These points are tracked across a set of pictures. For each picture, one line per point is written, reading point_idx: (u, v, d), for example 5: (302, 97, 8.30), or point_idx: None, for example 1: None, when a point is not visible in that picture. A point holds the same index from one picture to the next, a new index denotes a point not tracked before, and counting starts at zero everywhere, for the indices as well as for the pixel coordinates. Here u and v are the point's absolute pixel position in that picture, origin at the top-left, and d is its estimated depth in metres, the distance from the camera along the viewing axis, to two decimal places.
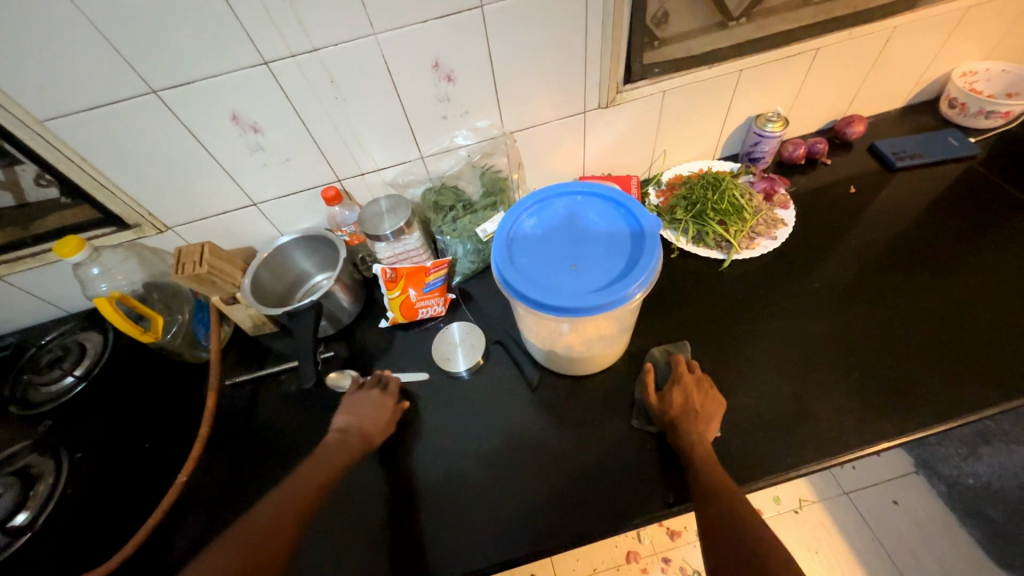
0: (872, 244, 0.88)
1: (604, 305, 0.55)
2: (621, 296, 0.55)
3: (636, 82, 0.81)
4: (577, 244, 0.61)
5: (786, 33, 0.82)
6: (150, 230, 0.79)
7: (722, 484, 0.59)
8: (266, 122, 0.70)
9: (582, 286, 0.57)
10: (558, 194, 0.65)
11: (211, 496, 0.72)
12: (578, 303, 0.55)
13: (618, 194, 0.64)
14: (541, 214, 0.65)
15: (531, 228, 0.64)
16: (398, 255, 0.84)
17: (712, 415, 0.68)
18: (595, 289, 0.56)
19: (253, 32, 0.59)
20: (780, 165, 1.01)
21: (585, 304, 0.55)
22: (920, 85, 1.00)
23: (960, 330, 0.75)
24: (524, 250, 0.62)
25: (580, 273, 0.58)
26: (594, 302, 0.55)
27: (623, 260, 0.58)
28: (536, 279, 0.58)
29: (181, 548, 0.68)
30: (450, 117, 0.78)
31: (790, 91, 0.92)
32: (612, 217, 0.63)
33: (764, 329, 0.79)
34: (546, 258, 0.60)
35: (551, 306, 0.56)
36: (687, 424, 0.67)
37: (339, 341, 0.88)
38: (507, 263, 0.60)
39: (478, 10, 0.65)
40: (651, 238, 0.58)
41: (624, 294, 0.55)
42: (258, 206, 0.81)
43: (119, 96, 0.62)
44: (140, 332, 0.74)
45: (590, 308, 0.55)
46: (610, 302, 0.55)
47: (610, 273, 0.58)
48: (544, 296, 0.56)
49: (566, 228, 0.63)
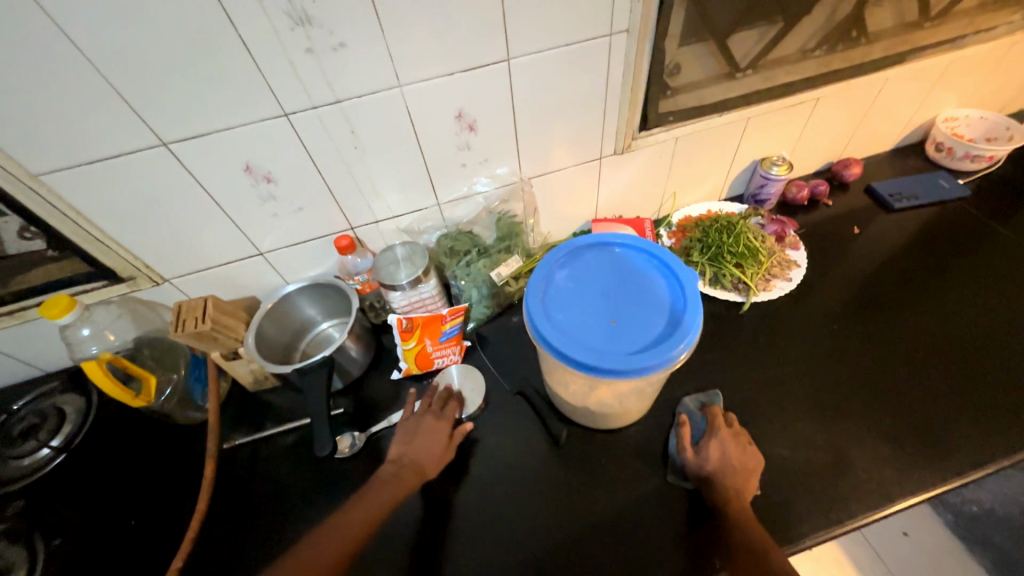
0: (880, 283, 0.89)
1: (648, 368, 0.53)
2: (666, 358, 0.53)
3: (651, 129, 0.81)
4: (614, 298, 0.60)
5: (790, 85, 0.86)
6: (146, 282, 0.73)
7: (753, 535, 0.58)
8: (280, 172, 0.66)
9: (623, 344, 0.55)
10: (589, 245, 0.65)
11: None
12: (621, 364, 0.53)
13: (652, 246, 0.63)
14: (573, 265, 0.63)
15: (564, 279, 0.62)
16: (412, 303, 0.80)
17: (751, 472, 0.66)
18: (638, 350, 0.54)
19: (275, 84, 0.57)
20: (784, 205, 1.03)
21: (628, 365, 0.53)
22: (907, 130, 1.05)
23: (977, 371, 0.76)
24: (560, 303, 0.59)
25: (621, 330, 0.56)
26: (638, 364, 0.53)
27: (664, 319, 0.57)
28: (574, 336, 0.56)
29: None
30: (469, 164, 0.76)
31: (793, 136, 0.95)
32: (647, 271, 0.62)
33: (788, 374, 0.79)
34: (584, 314, 0.58)
35: (591, 367, 0.53)
36: (726, 477, 0.65)
37: (348, 395, 0.82)
38: (542, 317, 0.57)
39: (505, 63, 0.64)
40: (692, 295, 0.57)
41: (669, 356, 0.53)
42: (264, 255, 0.77)
43: (124, 147, 0.58)
44: (131, 397, 0.68)
45: (634, 371, 0.53)
46: (655, 363, 0.53)
47: (651, 331, 0.56)
48: (585, 356, 0.54)
49: (600, 281, 0.62)
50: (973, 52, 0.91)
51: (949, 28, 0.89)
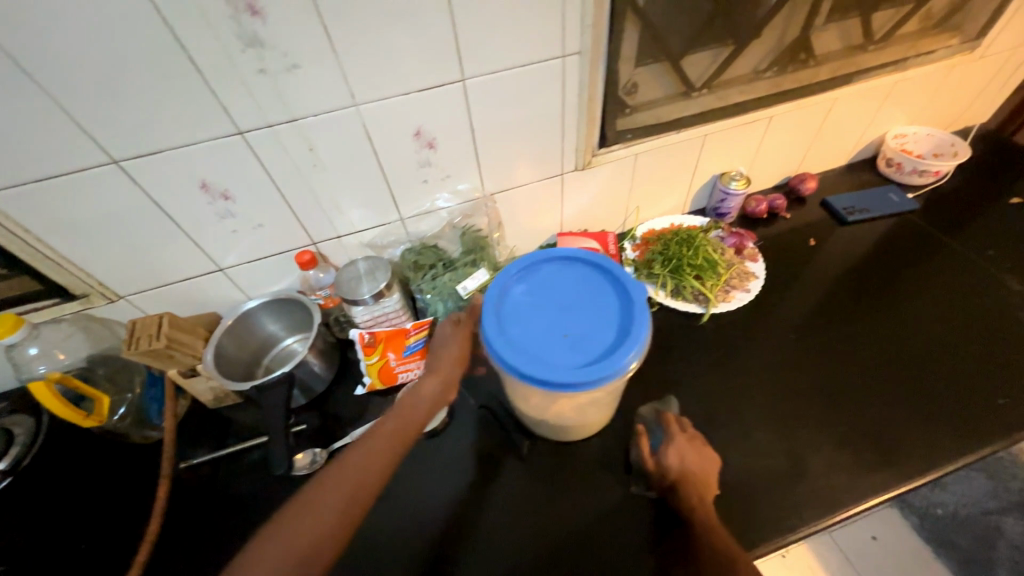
0: (835, 293, 0.93)
1: (597, 380, 0.54)
2: (615, 369, 0.54)
3: (610, 146, 0.84)
4: (568, 312, 0.61)
5: (744, 104, 0.89)
6: (99, 299, 0.72)
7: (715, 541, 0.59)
8: (237, 189, 0.67)
9: (574, 357, 0.56)
10: (544, 259, 0.66)
11: None
12: (571, 377, 0.54)
13: (604, 258, 0.65)
14: (529, 280, 0.64)
15: (520, 294, 0.63)
16: (375, 317, 0.80)
17: (710, 475, 0.67)
18: (589, 362, 0.55)
19: (228, 103, 0.57)
20: (745, 218, 1.06)
21: (578, 378, 0.54)
22: (859, 146, 1.10)
23: (926, 378, 0.79)
24: (514, 318, 0.60)
25: (573, 343, 0.57)
26: (588, 376, 0.54)
27: (614, 330, 0.58)
28: (527, 351, 0.57)
29: None
30: (431, 180, 0.77)
31: (750, 152, 0.98)
32: (600, 282, 0.63)
33: (746, 383, 0.81)
34: (538, 328, 0.59)
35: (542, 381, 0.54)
36: (686, 484, 0.66)
37: (312, 411, 0.82)
38: (495, 332, 0.58)
39: (461, 83, 0.66)
40: (640, 307, 0.59)
41: (617, 368, 0.54)
42: (224, 271, 0.76)
43: (73, 166, 0.57)
44: (81, 417, 0.66)
45: (584, 383, 0.54)
46: (604, 375, 0.54)
47: (602, 343, 0.57)
48: (535, 370, 0.55)
49: (554, 294, 0.63)
50: (915, 73, 0.96)
51: (891, 51, 0.94)
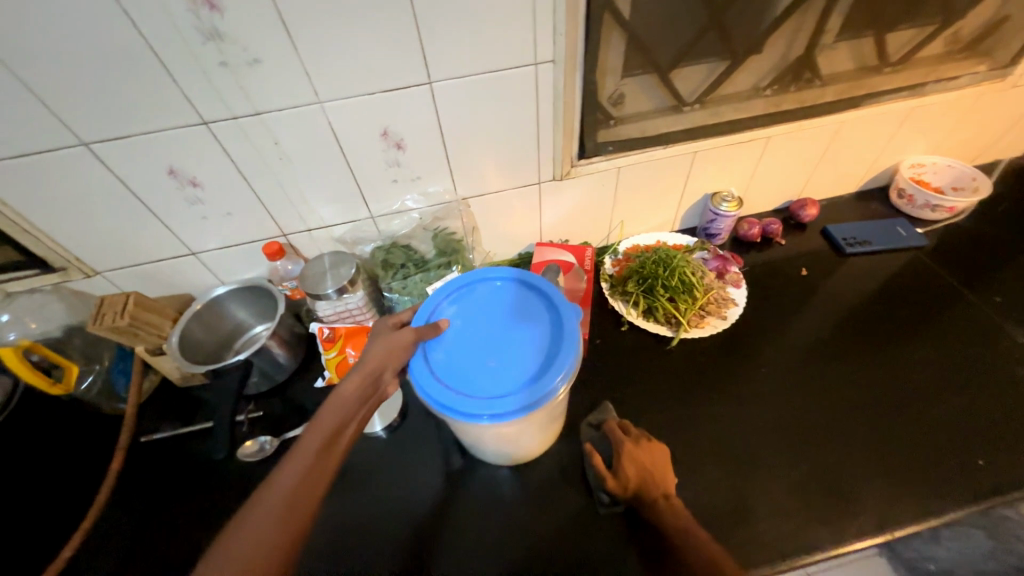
0: (820, 330, 0.87)
1: (513, 412, 0.52)
2: (534, 401, 0.52)
3: (591, 158, 0.82)
4: (497, 337, 0.59)
5: (740, 122, 0.84)
6: (77, 274, 0.75)
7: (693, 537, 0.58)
8: (206, 177, 0.68)
9: (494, 387, 0.55)
10: (480, 281, 0.65)
11: (109, 566, 0.67)
12: (488, 408, 0.53)
13: (542, 281, 0.64)
14: (464, 301, 0.64)
15: (452, 316, 0.62)
16: (338, 312, 0.81)
17: (665, 469, 0.66)
18: (509, 392, 0.54)
19: (192, 94, 0.58)
20: (737, 241, 1.02)
21: (494, 409, 0.52)
22: (870, 174, 1.04)
23: (903, 429, 0.74)
24: (441, 343, 0.59)
25: (496, 370, 0.56)
26: (505, 408, 0.52)
27: (541, 357, 0.57)
28: (449, 379, 0.56)
29: None
30: (401, 180, 0.77)
31: (744, 173, 0.94)
32: (534, 306, 0.62)
33: (708, 415, 0.77)
34: (463, 354, 0.58)
35: (458, 412, 0.53)
36: (649, 488, 0.64)
37: (271, 399, 0.83)
38: (418, 357, 0.58)
39: (428, 85, 0.65)
40: (569, 334, 0.58)
41: (538, 398, 0.52)
42: (197, 255, 0.78)
43: (44, 146, 0.59)
44: (48, 385, 0.70)
45: (500, 414, 0.52)
46: (524, 406, 0.52)
47: (527, 372, 0.56)
48: (453, 400, 0.54)
49: (486, 317, 0.62)
50: (936, 99, 0.89)
51: (907, 75, 0.88)
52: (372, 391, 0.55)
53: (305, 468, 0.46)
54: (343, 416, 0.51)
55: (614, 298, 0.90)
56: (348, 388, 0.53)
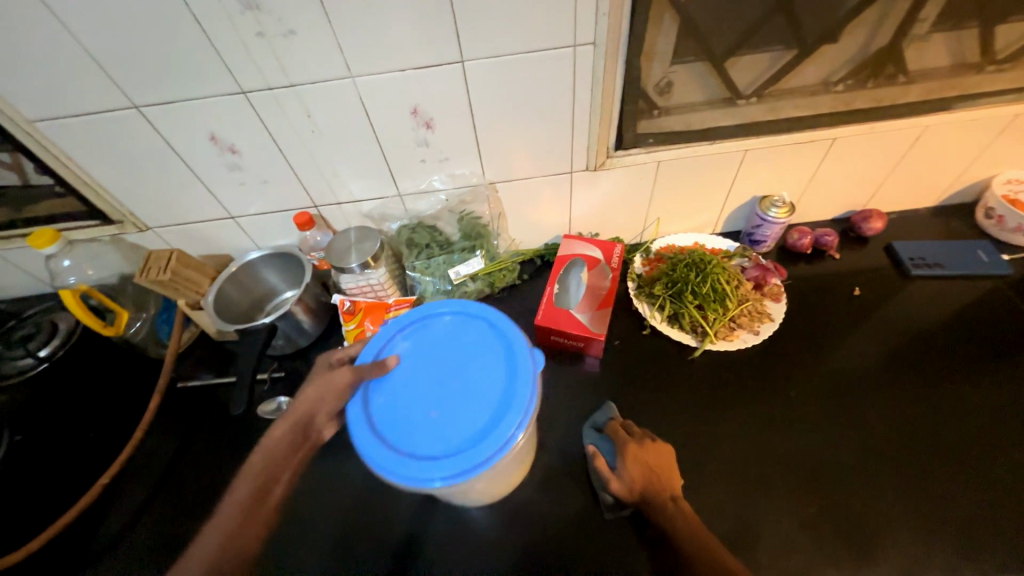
0: (866, 358, 0.79)
1: (467, 471, 0.52)
2: (478, 462, 0.52)
3: (629, 149, 0.77)
4: (444, 385, 0.59)
5: (801, 119, 0.76)
6: (132, 228, 0.81)
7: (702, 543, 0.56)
8: (244, 145, 0.70)
9: (438, 442, 0.54)
10: (434, 319, 0.65)
11: (143, 495, 0.75)
12: (439, 470, 0.52)
13: (494, 313, 0.64)
14: (417, 339, 0.63)
15: (404, 355, 0.62)
16: (360, 286, 0.82)
17: (671, 470, 0.65)
18: (461, 448, 0.53)
19: (231, 63, 0.60)
20: (784, 250, 0.94)
21: (446, 470, 0.52)
22: (954, 187, 0.91)
23: (945, 478, 0.67)
24: (388, 387, 0.59)
25: (444, 422, 0.56)
26: (458, 467, 0.52)
27: (491, 404, 0.56)
28: (393, 431, 0.56)
29: (106, 539, 0.71)
30: (429, 161, 0.76)
31: (801, 177, 0.86)
32: (485, 343, 0.62)
33: (723, 434, 0.73)
34: (409, 402, 0.58)
35: (409, 478, 0.52)
36: (656, 490, 0.62)
37: (293, 362, 0.87)
38: (360, 415, 0.57)
39: (460, 64, 0.63)
40: (521, 383, 0.57)
41: (480, 460, 0.52)
42: (235, 219, 0.82)
43: (101, 108, 0.63)
44: (101, 326, 0.76)
45: (454, 475, 0.52)
46: (470, 466, 0.52)
47: (472, 427, 0.55)
48: (401, 463, 0.53)
49: (437, 360, 0.61)
50: None
51: (1017, 76, 0.75)
52: (303, 438, 0.59)
53: (228, 532, 0.52)
54: (268, 468, 0.57)
55: (639, 300, 0.86)
56: (274, 437, 0.59)
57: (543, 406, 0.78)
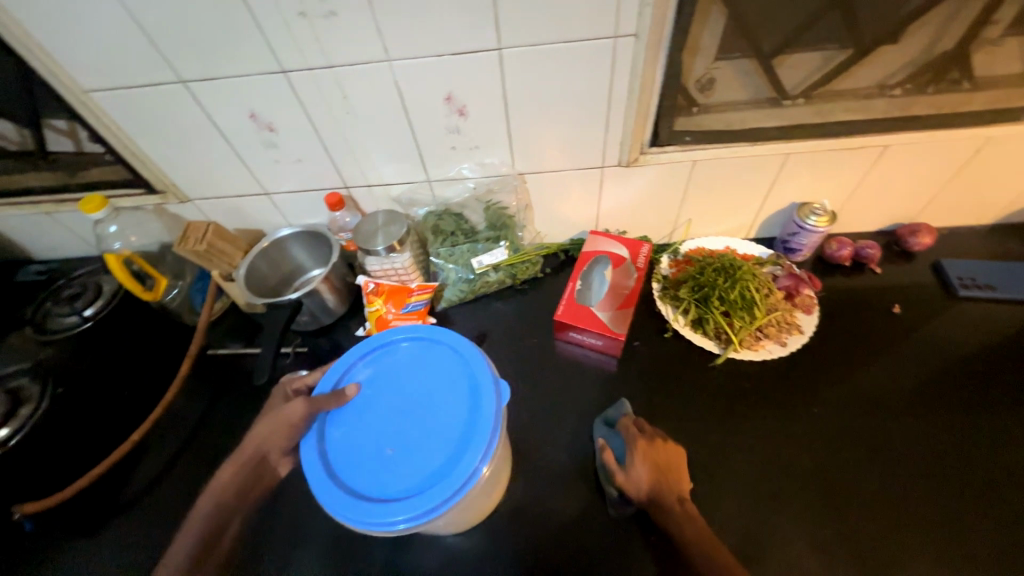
0: (901, 380, 0.76)
1: (429, 511, 0.52)
2: (434, 504, 0.52)
3: (663, 146, 0.75)
4: (402, 419, 0.59)
5: (851, 124, 0.72)
6: (173, 198, 0.85)
7: (711, 547, 0.57)
8: (281, 124, 0.72)
9: (396, 481, 0.55)
10: (398, 347, 0.66)
11: (173, 452, 0.79)
12: (399, 510, 0.52)
13: (456, 341, 0.64)
14: (379, 368, 0.64)
15: (364, 386, 0.63)
16: (385, 269, 0.84)
17: (681, 473, 0.64)
18: (420, 486, 0.54)
19: (273, 42, 0.61)
20: (820, 260, 0.90)
21: (406, 510, 0.52)
22: (1017, 205, 0.85)
23: (972, 512, 0.64)
24: (346, 420, 0.60)
25: (404, 457, 0.56)
26: (418, 508, 0.52)
27: (452, 439, 0.57)
28: (350, 470, 0.56)
29: (137, 489, 0.76)
30: (459, 148, 0.76)
31: (845, 185, 0.82)
32: (448, 373, 0.63)
33: (740, 445, 0.71)
34: (367, 437, 0.59)
35: (366, 520, 0.52)
36: (664, 492, 0.63)
37: (316, 338, 0.89)
38: (317, 454, 0.57)
39: (496, 52, 0.62)
40: (480, 417, 0.57)
41: (437, 502, 0.52)
42: (269, 195, 0.85)
43: (151, 81, 0.66)
44: (141, 290, 0.81)
45: (415, 516, 0.52)
46: (426, 507, 0.52)
47: (430, 465, 0.55)
48: (358, 504, 0.53)
49: (397, 392, 0.62)
50: None
51: None
52: (260, 468, 0.66)
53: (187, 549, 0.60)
54: (224, 499, 0.65)
55: (662, 302, 0.84)
56: (228, 475, 0.66)
57: (557, 401, 0.78)
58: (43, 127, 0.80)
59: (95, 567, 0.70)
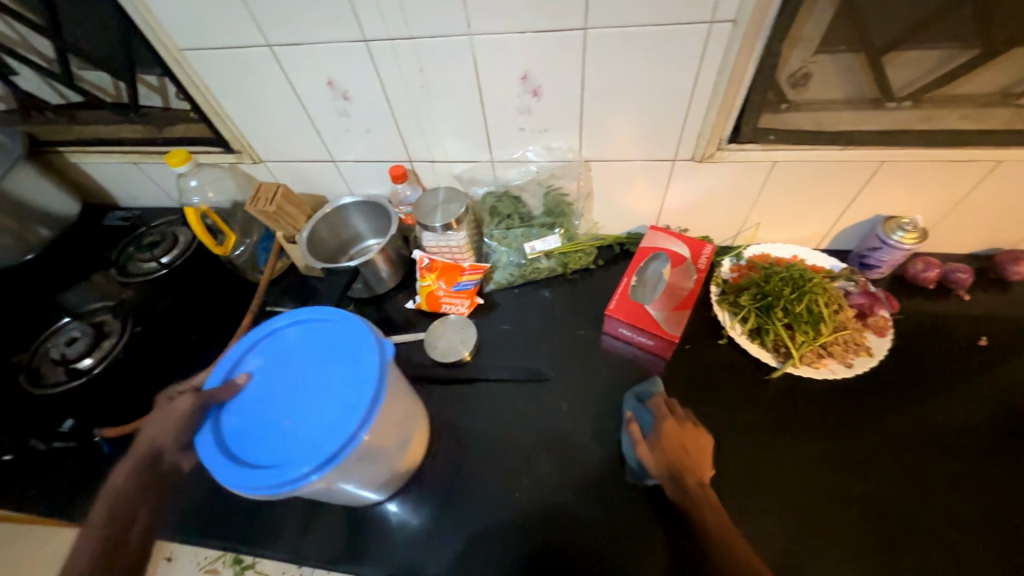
0: (979, 419, 0.70)
1: (335, 454, 0.53)
2: (331, 453, 0.53)
3: (743, 144, 0.70)
4: (294, 392, 0.60)
5: (964, 133, 0.65)
6: (248, 159, 0.89)
7: (725, 529, 0.54)
8: (356, 93, 0.73)
9: (294, 445, 0.55)
10: (284, 330, 0.66)
11: None
12: (303, 463, 0.52)
13: (337, 312, 0.65)
14: (268, 353, 0.64)
15: (255, 372, 0.62)
16: (440, 246, 0.85)
17: (704, 458, 0.63)
18: (318, 442, 0.54)
19: (358, 10, 0.61)
20: (899, 280, 0.83)
21: (308, 463, 0.53)
22: None
23: None
24: (239, 408, 0.60)
25: (300, 420, 0.57)
26: (323, 454, 0.53)
27: (345, 396, 0.58)
28: (249, 451, 0.56)
29: None
30: (528, 130, 0.75)
31: (942, 201, 0.74)
32: (334, 342, 0.63)
33: (788, 465, 0.68)
34: (261, 416, 0.58)
35: (272, 483, 0.52)
36: (684, 472, 0.61)
37: (368, 306, 0.92)
38: (214, 443, 0.57)
39: (582, 32, 0.60)
40: (367, 372, 0.59)
41: (335, 450, 0.53)
42: (336, 163, 0.87)
43: (240, 43, 0.68)
44: (214, 246, 0.85)
45: (321, 462, 0.52)
46: (326, 457, 0.53)
47: (326, 424, 0.56)
48: (260, 473, 0.53)
49: (287, 371, 0.62)
50: None
51: None
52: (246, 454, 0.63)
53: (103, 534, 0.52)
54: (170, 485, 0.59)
55: (720, 307, 0.81)
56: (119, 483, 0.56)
57: (600, 395, 0.77)
58: (137, 82, 0.86)
59: None
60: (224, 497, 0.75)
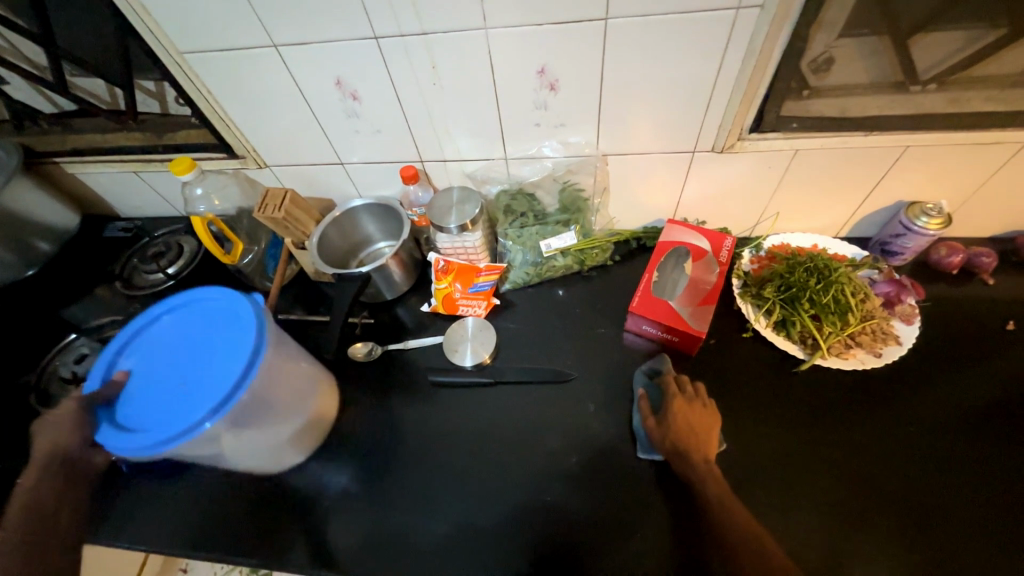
0: (1010, 403, 0.69)
1: (232, 392, 0.56)
2: (230, 393, 0.55)
3: (765, 132, 0.69)
4: (179, 365, 0.60)
5: (992, 115, 0.64)
6: (252, 164, 0.86)
7: (726, 500, 0.57)
8: (365, 92, 0.71)
9: (189, 402, 0.56)
10: (154, 319, 0.64)
11: None
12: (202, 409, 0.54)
13: (204, 287, 0.65)
14: (144, 343, 0.63)
15: (133, 363, 0.61)
16: (454, 247, 0.83)
17: (711, 434, 0.65)
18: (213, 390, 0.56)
19: (368, 6, 0.59)
20: (922, 266, 0.82)
21: (207, 408, 0.54)
22: None
23: None
24: (127, 398, 0.58)
25: (191, 381, 0.58)
26: (220, 398, 0.55)
27: (229, 348, 0.60)
28: (146, 425, 0.55)
29: None
30: (544, 125, 0.73)
31: (966, 184, 0.73)
32: (210, 312, 0.64)
33: (823, 458, 0.67)
34: (149, 393, 0.58)
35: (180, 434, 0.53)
36: (693, 450, 0.63)
37: (381, 310, 0.90)
38: (104, 431, 0.55)
39: (602, 22, 0.58)
40: (246, 322, 0.61)
41: (231, 388, 0.56)
42: (344, 165, 0.84)
43: (243, 45, 0.66)
44: (221, 254, 0.83)
45: (221, 402, 0.55)
46: (225, 397, 0.55)
47: (217, 375, 0.57)
48: (163, 432, 0.53)
49: (168, 351, 0.61)
50: None
51: None
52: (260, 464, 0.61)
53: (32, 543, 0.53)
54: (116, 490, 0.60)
55: (743, 300, 0.80)
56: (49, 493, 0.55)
57: (625, 394, 0.76)
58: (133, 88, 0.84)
59: (175, 513, 0.74)
60: (242, 515, 0.72)
